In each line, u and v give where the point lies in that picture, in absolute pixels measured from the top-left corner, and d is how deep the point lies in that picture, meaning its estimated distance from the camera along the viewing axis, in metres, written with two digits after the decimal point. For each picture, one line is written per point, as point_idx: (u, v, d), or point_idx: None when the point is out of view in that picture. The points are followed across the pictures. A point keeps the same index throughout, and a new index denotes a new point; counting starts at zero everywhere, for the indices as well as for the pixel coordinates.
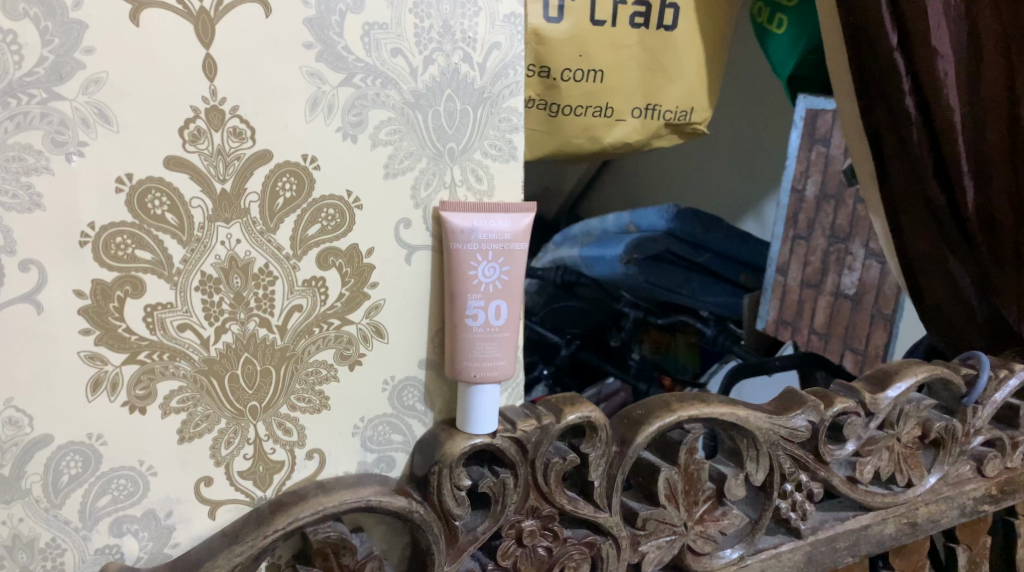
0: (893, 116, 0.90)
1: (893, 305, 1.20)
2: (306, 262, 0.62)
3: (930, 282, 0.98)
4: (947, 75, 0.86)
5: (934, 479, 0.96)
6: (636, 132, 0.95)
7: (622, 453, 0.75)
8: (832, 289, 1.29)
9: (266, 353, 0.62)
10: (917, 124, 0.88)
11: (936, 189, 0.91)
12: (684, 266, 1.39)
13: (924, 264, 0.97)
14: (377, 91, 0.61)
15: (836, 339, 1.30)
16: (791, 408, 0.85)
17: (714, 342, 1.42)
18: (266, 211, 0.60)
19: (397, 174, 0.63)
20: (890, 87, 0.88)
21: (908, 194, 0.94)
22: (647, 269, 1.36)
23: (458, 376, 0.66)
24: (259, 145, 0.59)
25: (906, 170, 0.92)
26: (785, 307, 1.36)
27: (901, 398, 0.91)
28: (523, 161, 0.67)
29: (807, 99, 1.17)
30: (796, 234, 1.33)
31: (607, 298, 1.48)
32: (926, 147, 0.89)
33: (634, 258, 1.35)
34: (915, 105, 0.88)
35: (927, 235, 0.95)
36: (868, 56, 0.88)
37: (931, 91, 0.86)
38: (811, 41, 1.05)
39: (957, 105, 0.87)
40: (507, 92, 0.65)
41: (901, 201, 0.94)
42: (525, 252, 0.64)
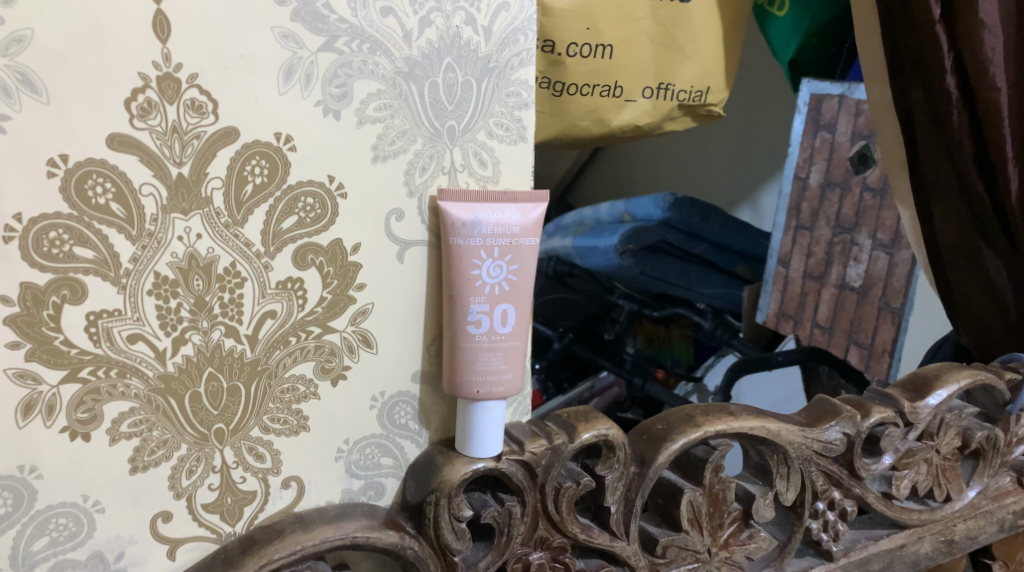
0: (930, 98, 0.81)
1: (903, 295, 1.07)
2: (280, 260, 0.53)
3: (958, 284, 0.89)
4: (994, 49, 0.77)
5: (974, 493, 0.88)
6: (647, 114, 0.85)
7: (642, 475, 0.66)
8: (837, 281, 1.16)
9: (233, 367, 0.53)
10: (959, 105, 0.79)
11: (975, 178, 0.82)
12: (682, 258, 1.30)
13: (954, 256, 0.87)
14: (365, 58, 0.52)
15: (841, 332, 1.16)
16: (823, 419, 0.76)
17: (712, 336, 1.30)
18: (232, 200, 0.51)
19: (389, 156, 0.54)
20: (928, 61, 0.79)
21: (940, 182, 0.85)
22: (645, 262, 1.27)
23: (457, 392, 0.57)
24: (223, 121, 0.50)
25: (942, 155, 0.83)
26: (786, 300, 1.22)
27: (942, 406, 0.82)
28: (533, 143, 0.58)
29: (813, 82, 1.08)
30: (799, 224, 1.20)
31: (601, 289, 1.30)
32: (967, 129, 0.80)
33: (630, 248, 1.26)
34: (957, 83, 0.79)
35: (957, 220, 0.86)
36: (906, 27, 0.79)
37: (975, 66, 0.77)
38: (814, 22, 1.00)
39: (1005, 85, 0.78)
40: (516, 61, 0.56)
41: (931, 186, 0.85)
42: (536, 248, 0.56)
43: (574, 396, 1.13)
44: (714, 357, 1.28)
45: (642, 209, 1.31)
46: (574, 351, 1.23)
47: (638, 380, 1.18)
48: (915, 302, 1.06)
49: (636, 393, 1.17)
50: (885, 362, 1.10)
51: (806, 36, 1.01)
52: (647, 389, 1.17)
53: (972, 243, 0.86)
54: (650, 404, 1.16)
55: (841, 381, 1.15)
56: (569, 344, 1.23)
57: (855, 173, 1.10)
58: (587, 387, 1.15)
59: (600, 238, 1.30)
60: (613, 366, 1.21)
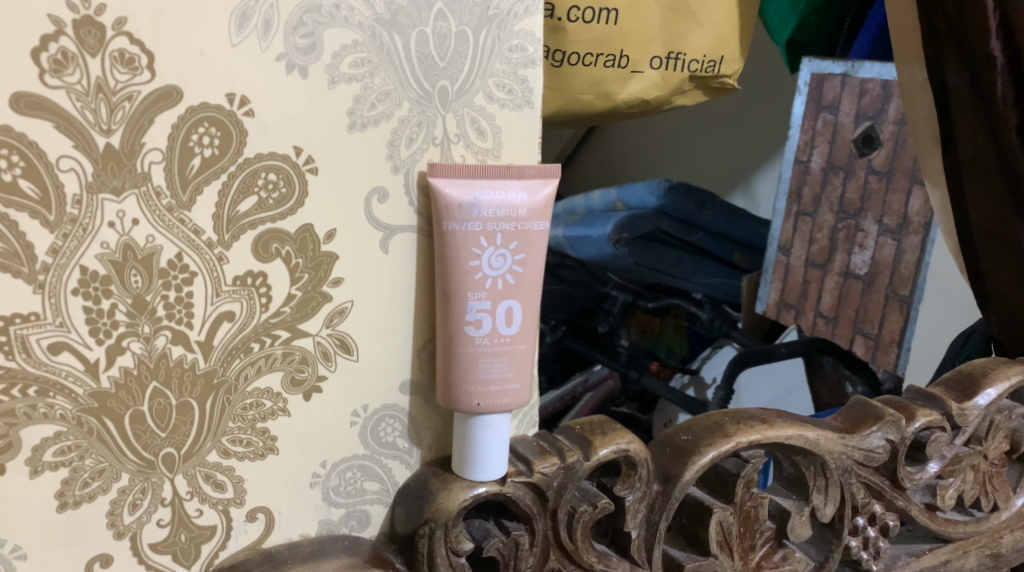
0: (968, 71, 0.65)
1: (911, 284, 0.89)
2: (238, 250, 0.44)
3: (999, 286, 0.70)
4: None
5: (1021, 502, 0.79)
6: (656, 87, 0.73)
7: (666, 494, 0.57)
8: (841, 268, 0.98)
9: (184, 381, 0.44)
10: (1003, 73, 0.64)
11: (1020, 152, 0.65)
12: (677, 248, 1.12)
13: (988, 247, 0.69)
14: (337, 2, 0.43)
15: (846, 322, 0.97)
16: (864, 424, 0.67)
17: (708, 327, 1.12)
18: (176, 177, 0.42)
19: (368, 124, 0.45)
20: (969, 21, 0.63)
21: (978, 156, 0.67)
22: (639, 249, 1.09)
23: (454, 406, 0.48)
24: (161, 79, 0.41)
25: (980, 125, 0.66)
26: (787, 288, 1.05)
27: (991, 407, 0.72)
28: (541, 108, 0.49)
29: (813, 60, 0.93)
30: (801, 210, 1.02)
31: (593, 282, 1.10)
32: (1014, 101, 0.64)
33: (624, 237, 1.08)
34: (1002, 47, 0.63)
35: (995, 203, 0.68)
36: None
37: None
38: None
39: None
40: (521, 8, 0.46)
41: (967, 163, 0.68)
42: (545, 234, 0.47)
43: (568, 392, 1.00)
44: (710, 348, 1.11)
45: (635, 196, 1.13)
46: (565, 344, 1.06)
47: (634, 374, 1.03)
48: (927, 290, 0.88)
49: (631, 388, 1.03)
50: (893, 353, 0.92)
51: (804, 15, 0.91)
52: (644, 383, 1.02)
53: (1009, 225, 0.68)
54: (646, 399, 1.04)
55: (849, 375, 1.00)
56: (562, 337, 1.06)
57: (860, 156, 0.93)
58: (578, 382, 1.02)
59: (592, 227, 1.11)
60: (608, 360, 1.05)
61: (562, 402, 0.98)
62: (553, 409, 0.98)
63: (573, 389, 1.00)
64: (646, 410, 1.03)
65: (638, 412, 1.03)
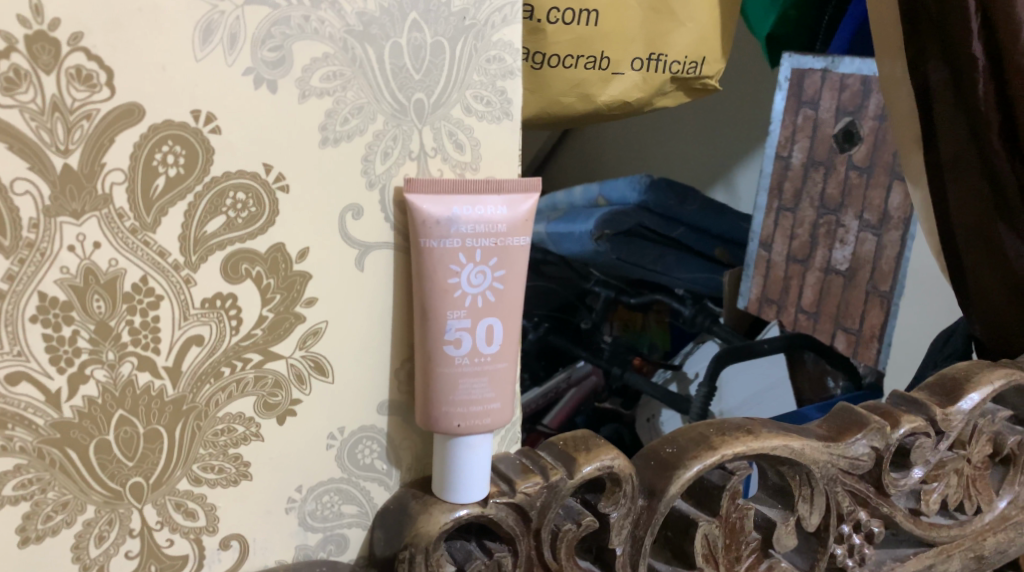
0: (950, 69, 0.61)
1: (892, 279, 0.86)
2: (206, 272, 0.42)
3: (984, 290, 0.67)
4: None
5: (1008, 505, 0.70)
6: (637, 89, 0.69)
7: (651, 509, 0.55)
8: (823, 264, 0.94)
9: (152, 409, 0.42)
10: (986, 74, 0.60)
11: (1002, 157, 0.62)
12: (661, 244, 1.06)
13: (970, 245, 0.66)
14: (307, 13, 0.41)
15: (827, 318, 0.94)
16: (846, 431, 0.61)
17: (689, 323, 1.05)
18: (139, 198, 0.40)
19: (341, 139, 0.43)
20: (950, 23, 0.59)
21: (960, 156, 0.64)
22: (622, 246, 1.04)
23: (433, 427, 0.46)
24: (122, 96, 0.39)
25: (960, 121, 0.63)
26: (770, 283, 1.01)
27: (976, 412, 0.65)
28: (521, 119, 0.47)
29: (794, 56, 0.91)
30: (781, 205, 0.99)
31: (576, 278, 1.03)
32: (995, 102, 0.61)
33: (606, 234, 1.03)
34: (985, 49, 0.60)
35: (972, 201, 0.64)
36: None
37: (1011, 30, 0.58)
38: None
39: None
40: (498, 18, 0.45)
41: (948, 162, 0.64)
42: (525, 250, 0.46)
43: (550, 389, 0.97)
44: (692, 344, 1.04)
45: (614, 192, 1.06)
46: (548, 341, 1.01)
47: (616, 370, 1.00)
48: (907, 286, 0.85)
49: (614, 384, 0.99)
50: (873, 348, 0.89)
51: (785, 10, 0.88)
52: (626, 379, 1.00)
53: (990, 222, 0.64)
54: (630, 394, 0.99)
55: (831, 370, 0.96)
56: (545, 334, 1.00)
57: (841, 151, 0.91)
58: (562, 378, 0.97)
59: (573, 223, 1.05)
60: (591, 357, 1.01)
61: (543, 399, 0.96)
62: (535, 406, 0.96)
63: (553, 384, 0.97)
64: (629, 405, 0.98)
65: (621, 408, 0.98)
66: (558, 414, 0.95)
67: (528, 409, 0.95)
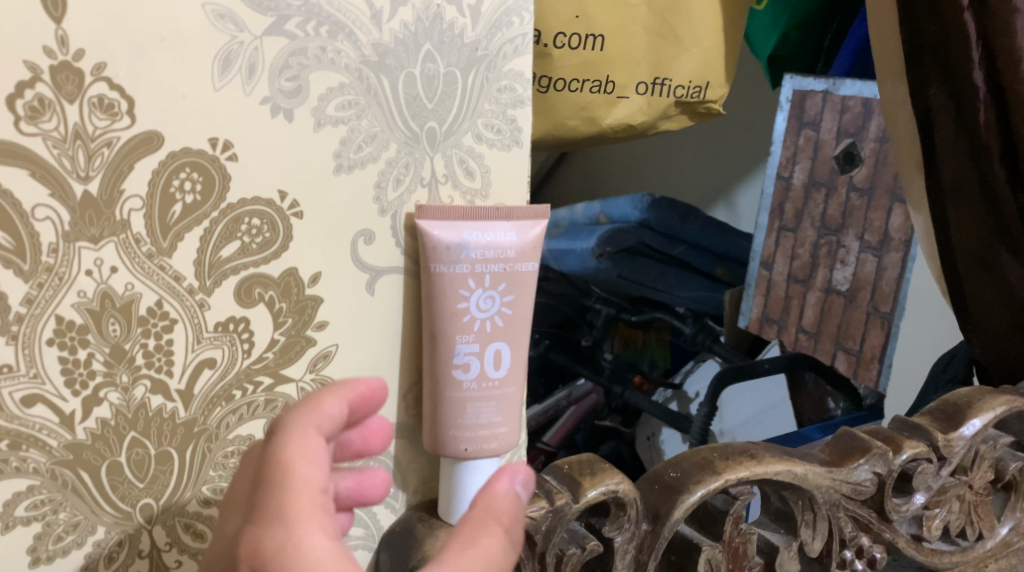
0: (951, 94, 0.61)
1: (892, 300, 0.87)
2: (220, 295, 0.43)
3: (985, 314, 0.66)
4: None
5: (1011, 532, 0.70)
6: (642, 113, 0.68)
7: (655, 533, 0.54)
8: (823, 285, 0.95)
9: (163, 430, 0.43)
10: (986, 103, 0.60)
11: (1002, 181, 0.62)
12: (661, 261, 1.04)
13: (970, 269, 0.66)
14: (324, 44, 0.42)
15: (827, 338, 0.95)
16: (848, 456, 0.61)
17: (691, 341, 1.04)
18: (156, 224, 0.41)
19: (354, 166, 0.44)
20: (952, 50, 0.60)
21: (960, 181, 0.64)
22: (623, 263, 1.02)
23: (441, 450, 0.47)
24: (142, 124, 0.40)
25: (961, 147, 0.63)
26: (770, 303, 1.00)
27: (977, 438, 0.65)
28: (530, 146, 0.48)
29: (795, 77, 0.91)
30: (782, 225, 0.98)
31: (576, 294, 1.02)
32: (996, 129, 0.61)
33: (607, 251, 1.01)
34: (985, 78, 0.60)
35: (973, 224, 0.64)
36: (930, 13, 0.60)
37: (1010, 59, 0.58)
38: (795, 13, 0.87)
39: None
40: (509, 49, 0.46)
41: (949, 187, 0.64)
42: (534, 275, 0.47)
43: (551, 406, 0.96)
44: (692, 363, 1.03)
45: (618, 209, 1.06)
46: (547, 357, 1.00)
47: (617, 388, 0.99)
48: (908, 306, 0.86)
49: (614, 402, 0.99)
50: (874, 370, 0.90)
51: (786, 30, 0.88)
52: (627, 397, 0.99)
53: (991, 247, 0.64)
54: (630, 412, 0.99)
55: (831, 391, 0.95)
56: (545, 350, 1.00)
57: (841, 173, 0.91)
58: (562, 396, 0.97)
59: (575, 240, 1.04)
60: (591, 374, 1.00)
61: (544, 415, 0.94)
62: (536, 422, 0.94)
63: (553, 400, 0.96)
64: (629, 422, 0.99)
65: (621, 426, 0.98)
66: (558, 432, 0.95)
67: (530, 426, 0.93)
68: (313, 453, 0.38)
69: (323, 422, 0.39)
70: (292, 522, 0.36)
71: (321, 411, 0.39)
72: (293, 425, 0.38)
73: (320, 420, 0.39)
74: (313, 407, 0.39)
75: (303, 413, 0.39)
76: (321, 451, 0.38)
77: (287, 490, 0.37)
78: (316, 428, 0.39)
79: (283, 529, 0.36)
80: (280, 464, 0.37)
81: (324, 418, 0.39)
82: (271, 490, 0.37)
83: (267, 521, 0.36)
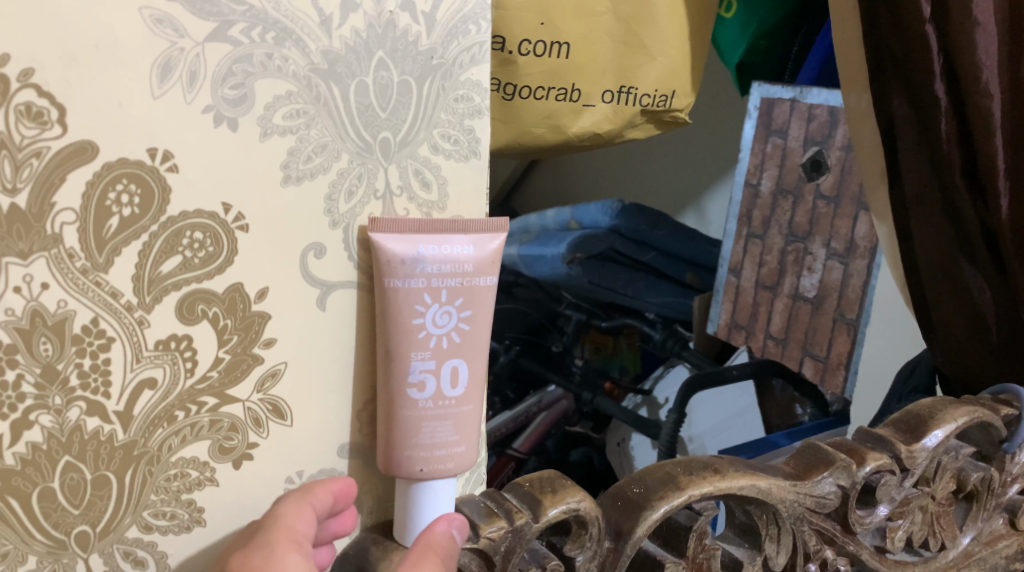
0: (913, 105, 0.61)
1: (858, 307, 0.84)
2: (159, 312, 0.41)
3: (947, 327, 0.66)
4: (988, 51, 0.57)
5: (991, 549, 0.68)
6: (608, 122, 0.67)
7: (617, 551, 0.51)
8: (790, 291, 0.93)
9: (101, 455, 0.41)
10: (946, 114, 0.59)
11: (963, 193, 0.61)
12: (631, 268, 1.02)
13: (930, 281, 0.65)
14: (270, 50, 0.41)
15: (795, 344, 0.92)
16: (812, 469, 0.58)
17: (660, 347, 1.03)
18: (91, 238, 0.39)
19: (303, 177, 0.42)
20: (913, 62, 0.59)
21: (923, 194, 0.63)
22: (594, 270, 0.99)
23: (396, 472, 0.45)
24: (74, 134, 0.38)
25: (923, 158, 0.62)
26: (738, 309, 0.99)
27: (938, 449, 0.61)
28: (490, 158, 0.47)
29: (763, 85, 0.91)
30: (751, 232, 0.97)
31: (547, 299, 1.03)
32: (956, 139, 0.60)
33: (578, 257, 0.98)
34: (947, 90, 0.59)
35: (936, 238, 0.63)
36: (891, 24, 0.59)
37: (969, 68, 0.57)
38: (761, 23, 0.85)
39: (998, 91, 0.58)
40: (466, 58, 0.44)
41: (912, 201, 0.63)
42: (493, 290, 0.45)
43: (521, 413, 0.96)
44: (663, 368, 1.04)
45: (588, 216, 1.02)
46: (519, 364, 1.01)
47: (587, 394, 0.99)
48: (872, 313, 0.84)
49: (584, 408, 0.99)
50: (840, 376, 0.87)
51: (755, 39, 0.86)
52: (597, 404, 0.98)
53: (951, 258, 0.64)
54: (600, 417, 0.99)
55: (798, 397, 0.95)
56: (516, 357, 1.01)
57: (807, 180, 0.90)
58: (533, 401, 0.97)
59: (546, 246, 1.02)
60: (561, 380, 1.00)
61: (514, 422, 0.94)
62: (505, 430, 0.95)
63: (521, 409, 0.97)
64: (599, 428, 0.98)
65: (591, 431, 0.97)
66: (528, 440, 0.93)
67: (500, 435, 0.93)
68: (303, 519, 0.43)
69: (313, 506, 0.44)
70: (272, 554, 0.41)
71: (311, 495, 0.44)
72: (288, 501, 0.43)
73: (311, 500, 0.44)
74: (305, 492, 0.44)
75: (296, 493, 0.44)
76: (309, 519, 0.43)
77: (273, 533, 0.42)
78: (309, 502, 0.43)
79: (262, 558, 0.41)
80: (273, 518, 0.43)
81: (317, 499, 0.44)
82: (261, 533, 0.42)
83: (250, 551, 0.41)
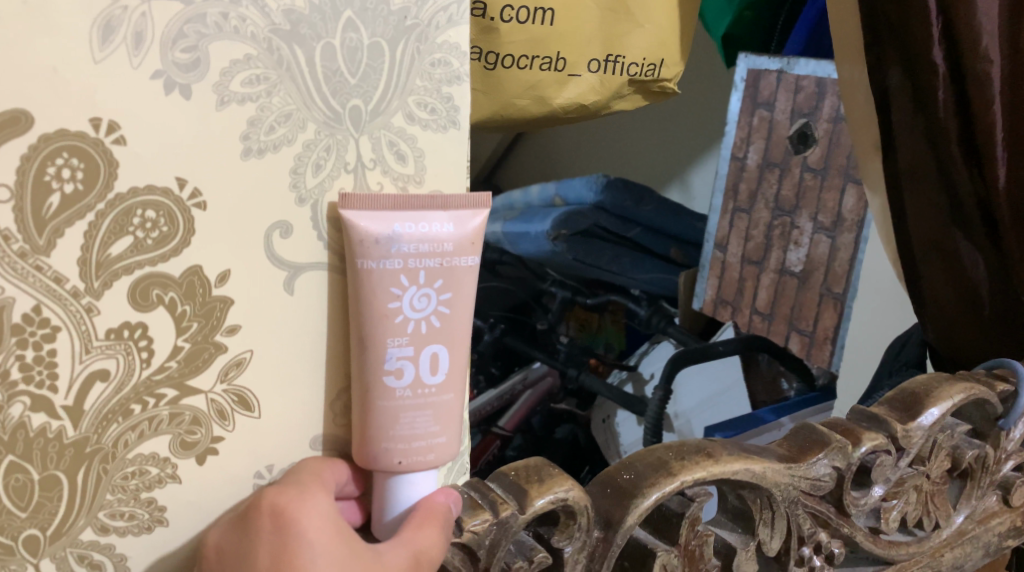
0: (908, 75, 0.57)
1: (844, 281, 0.82)
2: (109, 298, 0.38)
3: (939, 304, 0.63)
4: (989, 14, 0.54)
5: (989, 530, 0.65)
6: (594, 93, 0.64)
7: (606, 541, 0.48)
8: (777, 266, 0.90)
9: (49, 453, 0.38)
10: (944, 82, 0.56)
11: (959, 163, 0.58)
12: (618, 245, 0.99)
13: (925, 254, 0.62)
14: (226, 9, 0.37)
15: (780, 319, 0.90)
16: (807, 451, 0.54)
17: (645, 324, 0.99)
18: (29, 219, 0.36)
19: (265, 150, 0.39)
20: (910, 26, 0.55)
21: (918, 162, 0.60)
22: (578, 246, 0.97)
23: (373, 466, 0.42)
24: (7, 103, 0.35)
25: (919, 129, 0.59)
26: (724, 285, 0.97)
27: (935, 427, 0.58)
28: (470, 129, 0.43)
29: (749, 57, 0.87)
30: (737, 206, 0.94)
31: (531, 278, 1.01)
32: (954, 109, 0.56)
33: (562, 234, 0.95)
34: (945, 57, 0.55)
35: (926, 211, 0.61)
36: None
37: (967, 31, 0.54)
38: None
39: (994, 57, 0.54)
40: (442, 18, 0.41)
41: (906, 169, 0.60)
42: (474, 271, 0.42)
43: (506, 390, 0.94)
44: (648, 344, 0.99)
45: (572, 191, 0.99)
46: (504, 342, 0.99)
47: (572, 371, 0.96)
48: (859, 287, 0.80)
49: (569, 384, 0.95)
50: (827, 350, 0.85)
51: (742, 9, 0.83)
52: (582, 380, 0.95)
53: (945, 231, 0.61)
54: (585, 395, 0.95)
55: (784, 371, 0.91)
56: (500, 335, 0.99)
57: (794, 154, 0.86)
58: (518, 379, 0.95)
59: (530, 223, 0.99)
60: (546, 358, 0.97)
61: (498, 400, 0.93)
62: (489, 409, 0.93)
63: (504, 388, 0.94)
64: (585, 406, 0.94)
65: (577, 408, 0.94)
66: (513, 417, 0.92)
67: (484, 413, 0.92)
68: (329, 474, 0.42)
69: (335, 469, 0.43)
70: (305, 492, 0.40)
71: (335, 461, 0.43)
72: (310, 461, 0.43)
73: (333, 465, 0.43)
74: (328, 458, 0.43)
75: (319, 457, 0.43)
76: (333, 477, 0.42)
77: (300, 479, 0.41)
78: (332, 463, 0.43)
79: (295, 495, 0.40)
80: (296, 470, 0.42)
81: (340, 463, 0.43)
82: (285, 481, 0.41)
83: (279, 491, 0.40)
